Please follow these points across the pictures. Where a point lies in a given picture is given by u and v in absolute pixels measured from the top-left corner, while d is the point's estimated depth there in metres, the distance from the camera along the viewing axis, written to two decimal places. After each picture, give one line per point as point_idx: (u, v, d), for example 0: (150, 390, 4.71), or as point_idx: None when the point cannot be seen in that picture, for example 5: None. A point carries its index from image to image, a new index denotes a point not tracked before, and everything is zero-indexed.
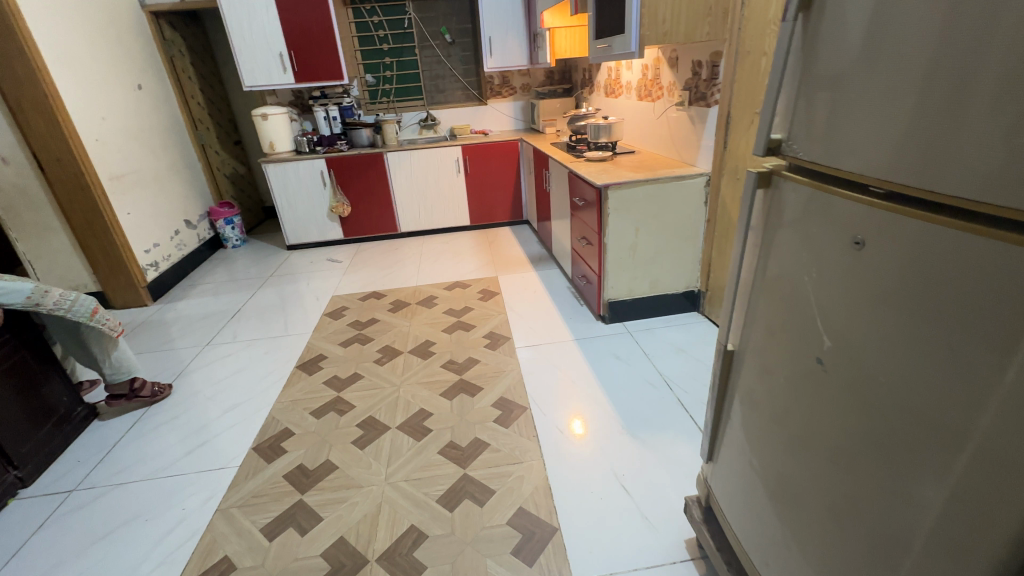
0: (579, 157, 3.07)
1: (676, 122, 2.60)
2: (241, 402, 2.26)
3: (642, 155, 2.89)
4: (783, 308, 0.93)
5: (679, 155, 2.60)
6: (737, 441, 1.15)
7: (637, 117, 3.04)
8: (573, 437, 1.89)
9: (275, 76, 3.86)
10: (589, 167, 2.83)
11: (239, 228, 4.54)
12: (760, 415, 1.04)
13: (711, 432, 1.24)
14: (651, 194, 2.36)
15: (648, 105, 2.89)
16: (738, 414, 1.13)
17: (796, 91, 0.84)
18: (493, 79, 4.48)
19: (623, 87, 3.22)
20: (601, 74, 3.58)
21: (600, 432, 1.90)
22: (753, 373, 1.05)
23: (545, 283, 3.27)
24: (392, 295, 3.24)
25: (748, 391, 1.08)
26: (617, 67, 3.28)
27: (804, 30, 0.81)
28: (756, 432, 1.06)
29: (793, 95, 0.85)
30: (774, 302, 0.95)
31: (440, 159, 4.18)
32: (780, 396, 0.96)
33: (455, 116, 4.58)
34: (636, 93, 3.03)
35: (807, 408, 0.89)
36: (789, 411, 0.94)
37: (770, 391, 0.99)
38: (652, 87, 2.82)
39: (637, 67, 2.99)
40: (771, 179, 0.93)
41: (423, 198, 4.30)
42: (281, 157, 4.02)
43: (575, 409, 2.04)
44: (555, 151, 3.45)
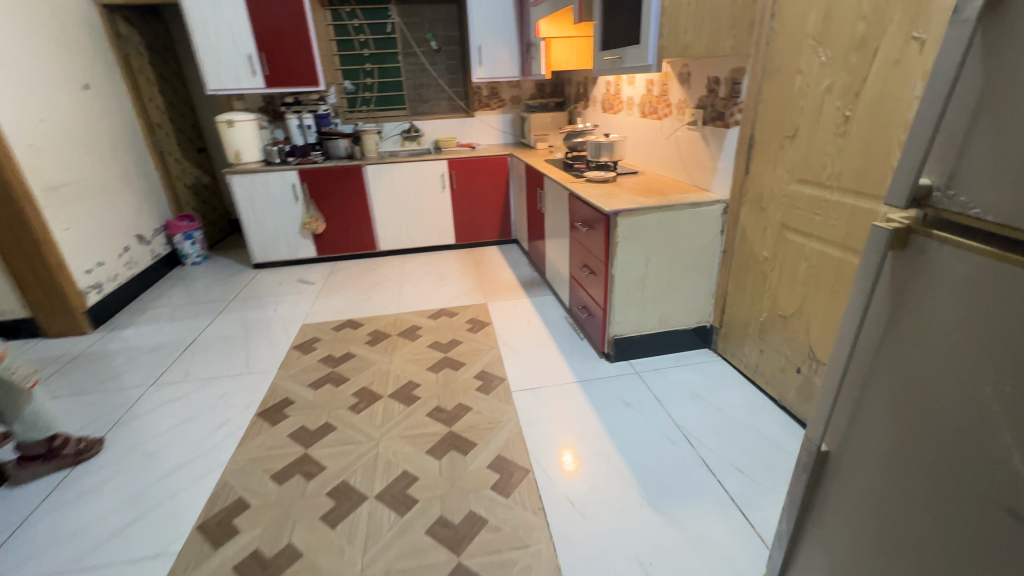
0: (577, 176, 2.83)
1: (687, 142, 2.39)
2: (187, 462, 1.90)
3: (646, 176, 2.67)
4: (929, 411, 0.70)
5: (690, 178, 2.39)
6: (832, 556, 0.93)
7: (640, 135, 2.83)
8: (562, 471, 1.78)
9: (243, 78, 3.51)
10: (590, 186, 2.59)
11: (200, 243, 4.14)
12: (877, 534, 0.82)
13: (790, 536, 1.02)
14: (663, 222, 2.13)
15: (653, 123, 2.68)
16: (835, 523, 0.91)
17: (963, 127, 0.63)
18: (481, 90, 4.24)
19: (624, 103, 3.01)
20: (598, 89, 3.38)
21: (592, 467, 1.79)
22: (866, 481, 0.83)
23: (538, 311, 3.01)
24: (370, 325, 2.92)
25: (855, 501, 0.86)
26: (617, 81, 3.08)
27: (981, 46, 0.59)
28: (867, 554, 0.84)
29: (957, 134, 0.64)
30: (911, 401, 0.73)
31: (424, 174, 3.89)
32: (919, 521, 0.74)
33: (439, 127, 4.31)
34: (639, 110, 2.83)
35: (970, 548, 0.67)
36: (924, 539, 0.73)
37: (898, 510, 0.77)
38: (658, 104, 2.62)
39: (640, 82, 2.79)
40: (911, 241, 0.71)
41: (404, 215, 4.00)
42: (248, 167, 3.66)
43: (566, 441, 1.92)
44: (550, 168, 3.21)
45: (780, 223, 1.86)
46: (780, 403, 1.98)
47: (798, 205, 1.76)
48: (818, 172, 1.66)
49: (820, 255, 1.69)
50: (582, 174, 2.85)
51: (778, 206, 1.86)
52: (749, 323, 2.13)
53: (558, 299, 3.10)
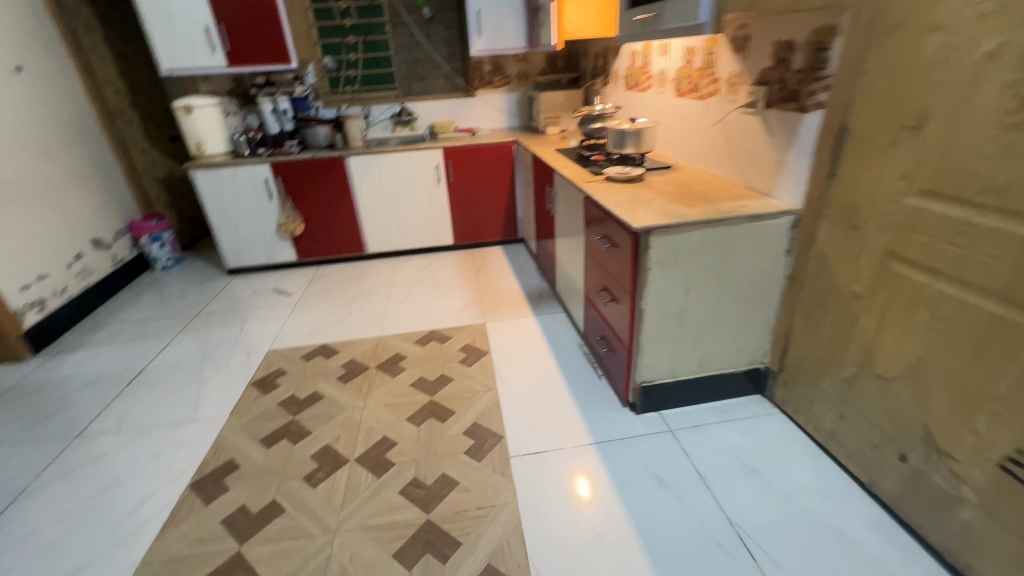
0: (594, 171, 2.28)
1: (741, 131, 1.83)
2: (91, 561, 1.48)
3: (683, 173, 2.11)
4: None
5: (744, 178, 1.83)
6: None
7: (675, 120, 2.26)
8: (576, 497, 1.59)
9: (201, 55, 2.99)
10: (610, 185, 2.04)
11: (170, 246, 3.71)
12: None
13: None
14: (711, 241, 1.60)
15: (693, 104, 2.11)
16: None
17: None
18: (483, 65, 3.66)
19: (654, 80, 2.44)
20: (622, 62, 2.79)
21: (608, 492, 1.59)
22: None
23: (547, 336, 2.50)
24: (346, 353, 2.46)
25: None
26: (645, 51, 2.49)
27: None
28: None
29: None
30: None
31: (416, 165, 3.37)
32: None
33: (435, 110, 3.76)
34: (675, 87, 2.25)
35: None
36: None
37: None
38: (701, 80, 2.04)
39: (677, 51, 2.20)
40: None
41: (395, 212, 3.49)
42: (214, 160, 3.18)
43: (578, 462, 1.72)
44: (562, 159, 2.66)
45: (886, 250, 1.31)
46: (870, 490, 1.48)
47: (920, 229, 1.21)
48: (962, 182, 1.11)
49: (957, 304, 1.15)
50: (600, 169, 2.29)
51: (881, 226, 1.32)
52: (824, 376, 1.60)
53: (571, 319, 2.59)
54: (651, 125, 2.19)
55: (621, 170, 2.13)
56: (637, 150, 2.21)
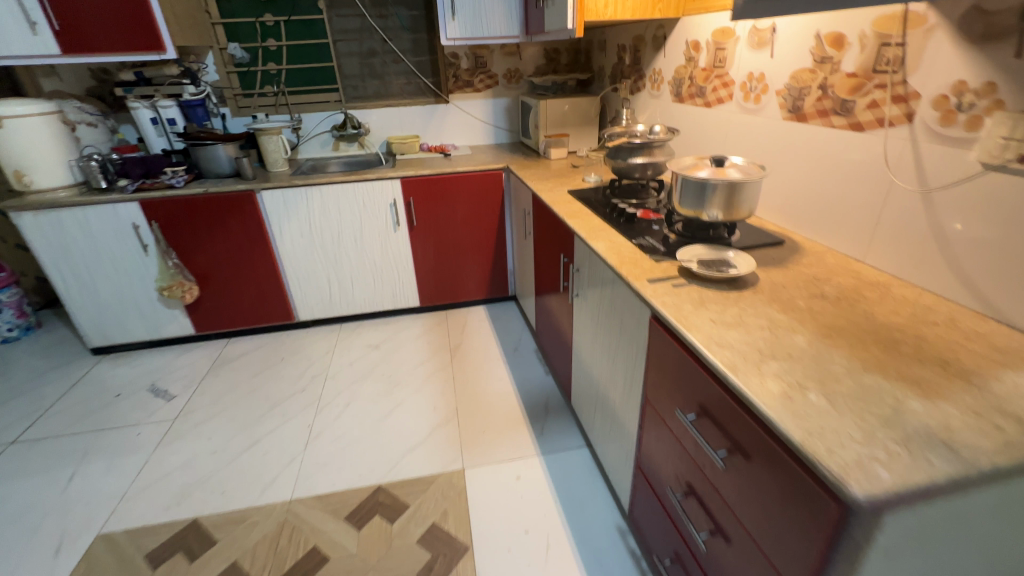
0: (649, 246, 1.32)
1: (989, 206, 0.90)
2: None
3: (816, 262, 1.18)
4: None
5: (990, 300, 0.91)
6: None
7: (792, 160, 1.33)
8: None
9: (13, 38, 1.91)
10: (695, 289, 1.08)
11: (13, 310, 2.60)
12: None
13: None
14: (1010, 503, 0.65)
15: (840, 137, 1.18)
16: None
17: None
18: (458, 60, 2.67)
19: (740, 90, 1.50)
20: (671, 59, 1.84)
21: None
22: None
23: (563, 504, 1.54)
24: (226, 546, 1.45)
25: None
26: (722, 41, 1.54)
27: None
28: None
29: None
30: None
31: (363, 202, 2.35)
32: None
33: (394, 120, 2.75)
34: (791, 105, 1.31)
35: None
36: None
37: None
38: (863, 96, 1.11)
39: (799, 42, 1.26)
40: None
41: (335, 267, 2.48)
42: (49, 198, 2.10)
43: None
44: (582, 208, 1.69)
45: None
46: None
47: None
48: None
49: None
50: (659, 244, 1.33)
51: None
52: None
53: (600, 469, 1.63)
54: (754, 171, 1.24)
55: (705, 254, 1.18)
56: (727, 215, 1.26)
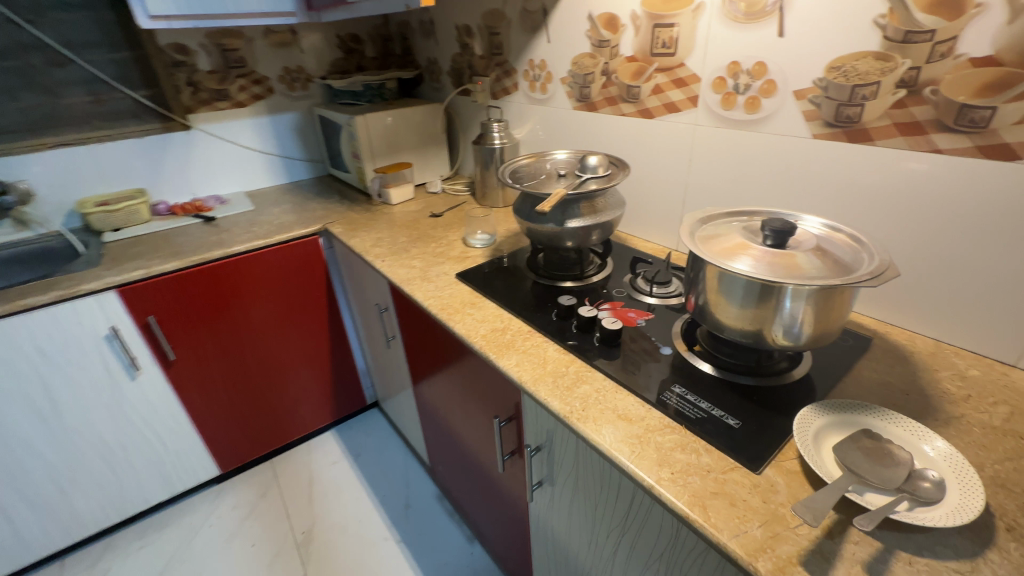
0: (700, 417, 0.66)
1: None
2: None
3: (962, 384, 0.70)
4: None
5: None
6: None
7: (845, 202, 0.82)
8: None
9: None
10: (920, 569, 0.47)
11: None
12: None
13: None
14: None
15: (956, 169, 0.69)
16: None
17: None
18: (191, 58, 1.58)
19: (713, 91, 0.94)
20: (563, 45, 1.20)
21: None
22: None
23: None
24: None
25: None
26: (666, 13, 0.95)
27: None
28: None
29: None
30: None
31: (37, 349, 1.17)
32: None
33: (85, 168, 1.52)
34: (833, 114, 0.79)
35: None
36: None
37: None
38: (1015, 99, 0.62)
39: (846, 8, 0.73)
40: None
41: (10, 478, 1.24)
42: None
43: None
44: (500, 312, 0.94)
45: None
46: None
47: None
48: None
49: None
50: (707, 403, 0.68)
51: None
52: None
53: None
54: (879, 265, 0.62)
55: (848, 443, 0.58)
56: (812, 337, 0.67)
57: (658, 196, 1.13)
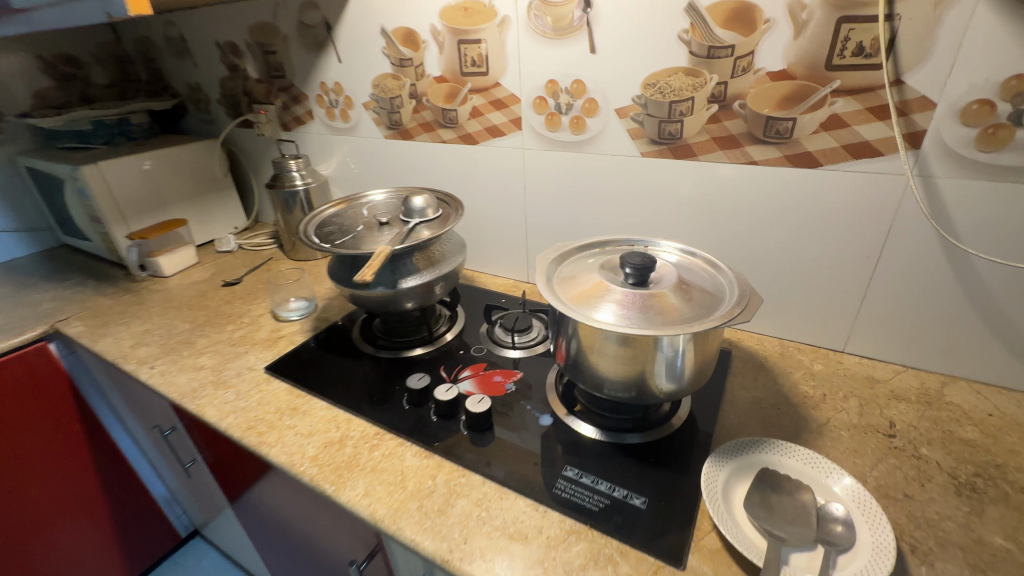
0: (604, 508, 0.55)
1: None
2: None
3: (816, 383, 0.71)
4: None
5: None
6: None
7: (682, 218, 0.81)
8: None
9: None
10: None
11: None
12: None
13: None
14: None
15: (771, 179, 0.71)
16: None
17: None
18: None
19: (536, 112, 0.85)
20: (358, 65, 1.01)
21: None
22: None
23: None
24: None
25: None
26: (470, 28, 0.84)
27: None
28: None
29: None
30: None
31: None
32: None
33: None
34: (656, 131, 0.76)
35: None
36: None
37: None
38: (810, 110, 0.65)
39: (651, 23, 0.70)
40: None
41: None
42: None
43: None
44: (333, 414, 0.71)
45: None
46: None
47: None
48: None
49: None
50: (607, 483, 0.58)
51: None
52: None
53: None
54: (742, 291, 0.58)
55: (758, 497, 0.52)
56: (693, 375, 0.60)
57: (498, 227, 1.02)
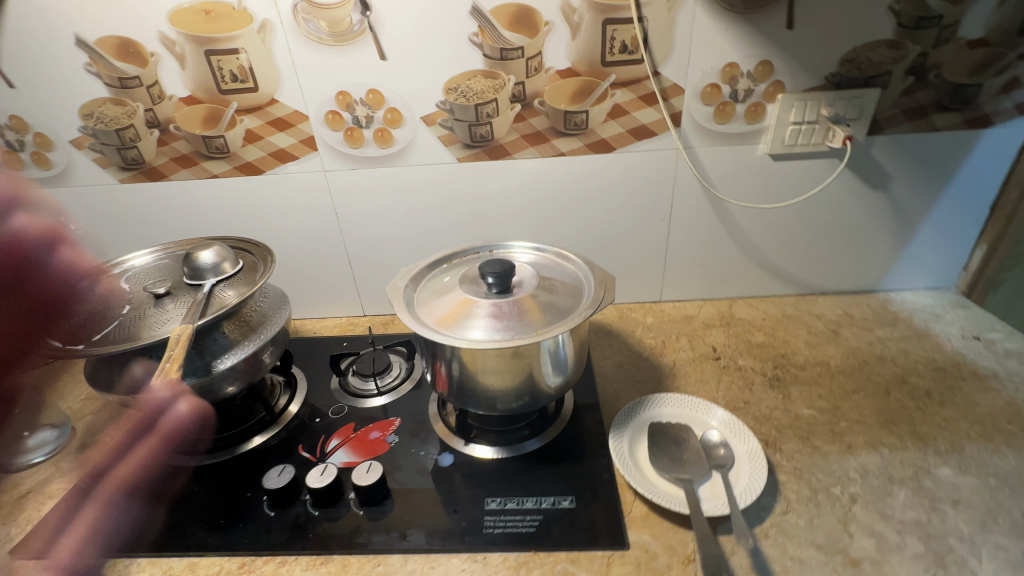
0: (540, 525, 0.53)
1: (791, 196, 0.80)
2: None
3: (653, 333, 0.83)
4: None
5: (798, 280, 0.89)
6: None
7: (511, 215, 0.83)
8: None
9: None
10: (776, 535, 0.50)
11: None
12: None
13: None
14: None
15: (579, 166, 0.78)
16: None
17: None
18: None
19: (330, 128, 0.75)
20: (49, 90, 0.73)
21: None
22: None
23: None
24: None
25: None
26: (219, 35, 0.68)
27: None
28: None
29: None
30: None
31: None
32: None
33: None
34: (468, 136, 0.76)
35: None
36: None
37: None
38: (596, 103, 0.73)
39: (439, 26, 0.68)
40: None
41: None
42: None
43: None
44: (165, 568, 0.52)
45: None
46: None
47: None
48: None
49: None
50: (532, 498, 0.56)
51: None
52: None
53: None
54: (596, 272, 0.62)
55: (658, 453, 0.58)
56: (575, 362, 0.62)
57: (316, 262, 0.88)
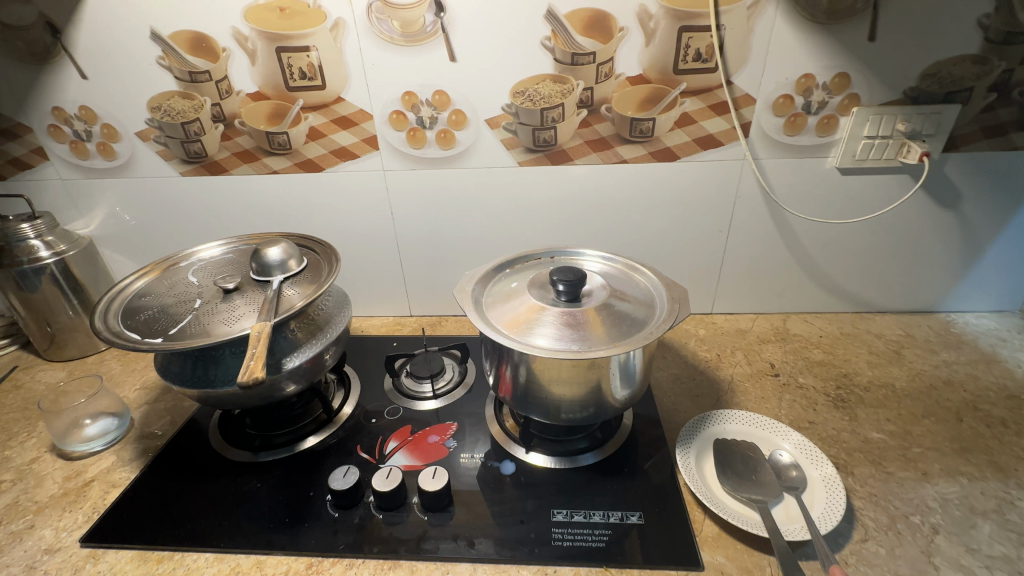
0: (610, 540, 0.52)
1: (857, 212, 0.78)
2: None
3: (708, 346, 0.82)
4: None
5: (856, 297, 0.87)
6: None
7: (567, 220, 0.82)
8: None
9: None
10: (857, 563, 0.48)
11: None
12: None
13: None
14: None
15: (641, 174, 0.77)
16: None
17: None
18: None
19: (394, 128, 0.75)
20: (121, 82, 0.74)
21: None
22: None
23: None
24: None
25: None
26: (292, 32, 0.69)
27: None
28: None
29: None
30: None
31: None
32: None
33: None
34: (531, 139, 0.75)
35: None
36: None
37: None
38: (665, 111, 0.71)
39: (512, 29, 0.67)
40: None
41: None
42: None
43: None
44: (232, 564, 0.52)
45: None
46: None
47: None
48: None
49: None
50: (600, 511, 0.55)
51: None
52: None
53: None
54: (668, 285, 0.61)
55: (728, 470, 0.57)
56: (643, 377, 0.60)
57: (367, 260, 0.88)
